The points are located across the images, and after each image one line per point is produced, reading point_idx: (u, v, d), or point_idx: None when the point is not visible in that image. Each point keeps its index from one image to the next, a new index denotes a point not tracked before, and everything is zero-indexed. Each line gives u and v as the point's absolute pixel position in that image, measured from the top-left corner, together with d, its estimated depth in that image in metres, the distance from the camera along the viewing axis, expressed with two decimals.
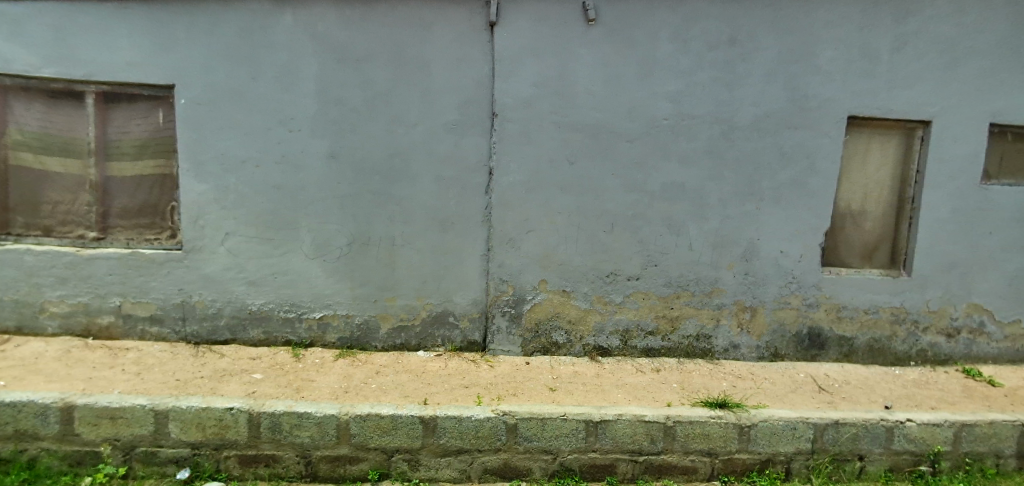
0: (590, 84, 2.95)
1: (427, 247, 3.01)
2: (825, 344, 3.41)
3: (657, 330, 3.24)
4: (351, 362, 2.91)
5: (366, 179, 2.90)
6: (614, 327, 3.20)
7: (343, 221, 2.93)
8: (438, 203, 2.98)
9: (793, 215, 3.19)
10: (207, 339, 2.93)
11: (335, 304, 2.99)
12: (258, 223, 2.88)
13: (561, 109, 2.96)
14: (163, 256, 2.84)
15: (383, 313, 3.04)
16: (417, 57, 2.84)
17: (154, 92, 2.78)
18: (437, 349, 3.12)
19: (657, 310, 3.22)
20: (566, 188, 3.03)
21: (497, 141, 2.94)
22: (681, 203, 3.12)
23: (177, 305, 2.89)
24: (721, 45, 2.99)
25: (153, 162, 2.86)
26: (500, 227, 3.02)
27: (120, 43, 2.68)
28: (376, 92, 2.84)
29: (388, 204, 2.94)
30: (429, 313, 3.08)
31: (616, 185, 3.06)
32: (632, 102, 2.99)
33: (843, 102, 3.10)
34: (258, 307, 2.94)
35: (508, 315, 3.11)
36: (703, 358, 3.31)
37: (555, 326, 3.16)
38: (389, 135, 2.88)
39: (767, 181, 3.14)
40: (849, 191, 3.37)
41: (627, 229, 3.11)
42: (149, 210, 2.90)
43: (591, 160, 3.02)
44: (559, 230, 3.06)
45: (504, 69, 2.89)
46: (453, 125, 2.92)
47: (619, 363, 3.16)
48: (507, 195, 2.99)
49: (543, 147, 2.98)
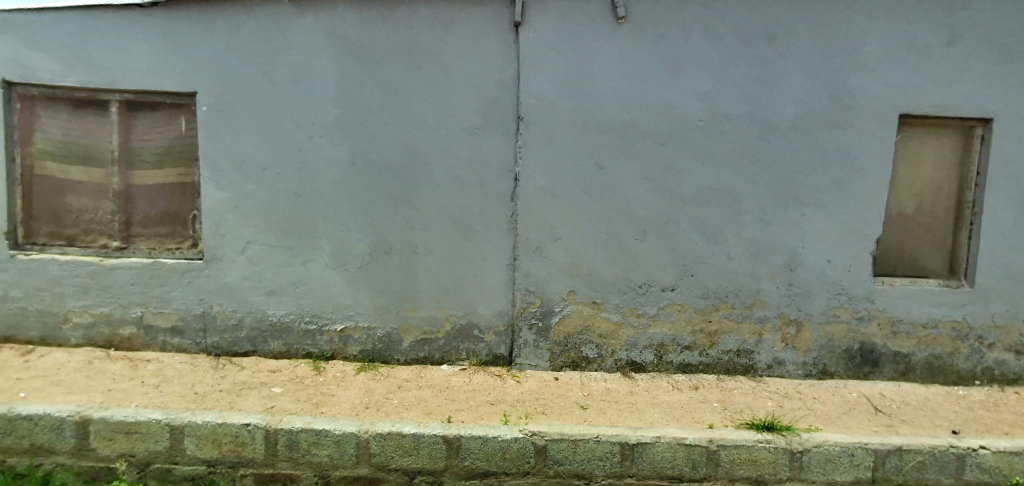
0: (618, 84, 2.82)
1: (450, 256, 2.90)
2: (878, 361, 3.15)
3: (694, 345, 3.04)
4: (372, 376, 2.80)
5: (387, 185, 2.82)
6: (648, 341, 3.02)
7: (364, 229, 2.84)
8: (461, 209, 2.87)
9: (840, 220, 2.97)
10: (227, 351, 2.85)
11: (356, 316, 2.89)
12: (279, 231, 2.82)
13: (588, 110, 2.82)
14: (184, 265, 2.79)
15: (405, 324, 2.93)
16: (438, 59, 2.76)
17: (175, 100, 2.77)
18: (462, 363, 2.98)
19: (694, 324, 3.02)
20: (594, 193, 2.88)
21: (522, 144, 2.82)
22: (718, 209, 2.93)
23: (197, 316, 2.82)
24: (758, 40, 2.82)
25: (176, 170, 2.84)
26: (526, 234, 2.89)
27: (144, 51, 2.68)
28: (397, 95, 2.77)
29: (410, 211, 2.85)
30: (452, 325, 2.95)
31: (648, 189, 2.90)
32: (664, 102, 2.84)
33: (893, 97, 2.88)
34: (278, 318, 2.86)
35: (536, 328, 2.97)
36: (745, 376, 3.09)
37: (584, 340, 3.00)
38: (410, 139, 2.80)
39: (810, 184, 2.93)
40: (902, 194, 3.13)
41: (660, 236, 2.94)
42: (171, 218, 2.87)
43: (621, 164, 2.87)
44: (588, 238, 2.91)
45: (528, 70, 2.78)
46: (476, 128, 2.81)
47: (653, 380, 2.98)
48: (532, 201, 2.86)
49: (570, 150, 2.84)
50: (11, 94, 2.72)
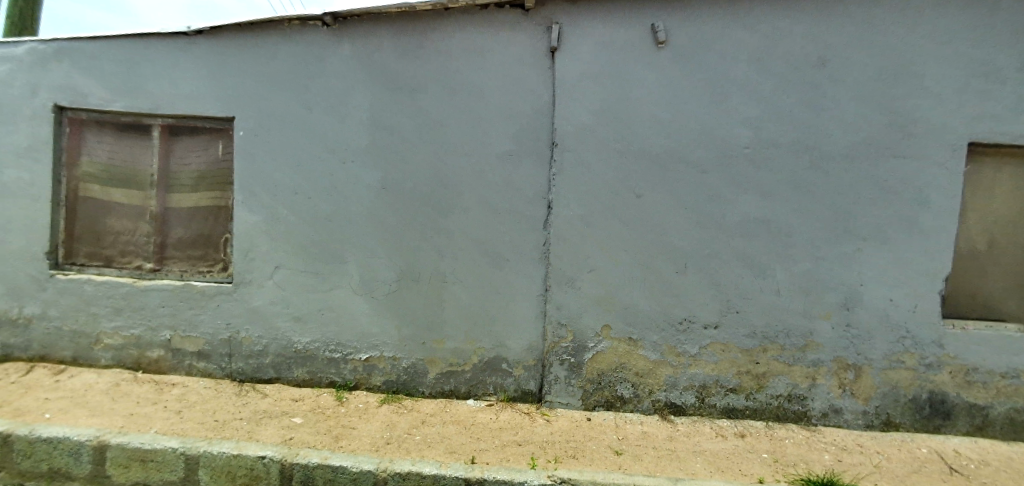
0: (658, 111, 2.72)
1: (480, 286, 2.80)
2: (950, 413, 2.83)
3: (740, 387, 2.81)
4: (395, 409, 2.68)
5: (418, 212, 2.77)
6: (688, 382, 2.81)
7: (394, 256, 2.78)
8: (492, 238, 2.78)
9: (903, 257, 2.76)
10: (250, 377, 2.79)
11: (381, 345, 2.80)
12: (308, 257, 2.79)
13: (626, 137, 2.73)
14: (214, 289, 2.78)
15: (431, 356, 2.81)
16: (474, 86, 2.73)
17: (214, 125, 2.83)
18: (488, 398, 2.83)
19: (740, 365, 2.81)
20: (631, 223, 2.75)
21: (556, 171, 2.73)
22: (765, 241, 2.76)
23: (223, 341, 2.79)
24: (809, 66, 2.70)
25: (212, 194, 2.87)
26: (559, 265, 2.76)
27: (189, 80, 2.76)
28: (432, 121, 2.75)
29: (440, 238, 2.78)
30: (480, 358, 2.82)
31: (688, 220, 2.75)
32: (707, 129, 2.72)
33: (958, 125, 2.68)
34: (303, 345, 2.79)
35: (567, 364, 2.80)
36: (798, 424, 2.82)
37: (619, 378, 2.81)
38: (443, 166, 2.75)
39: (870, 220, 2.75)
40: (972, 229, 2.86)
41: (703, 270, 2.78)
42: (204, 241, 2.89)
43: (661, 193, 2.74)
44: (626, 270, 2.77)
45: (565, 95, 2.72)
46: (509, 155, 2.75)
47: (694, 424, 2.75)
48: (566, 230, 2.75)
49: (607, 178, 2.74)
50: (62, 119, 2.83)
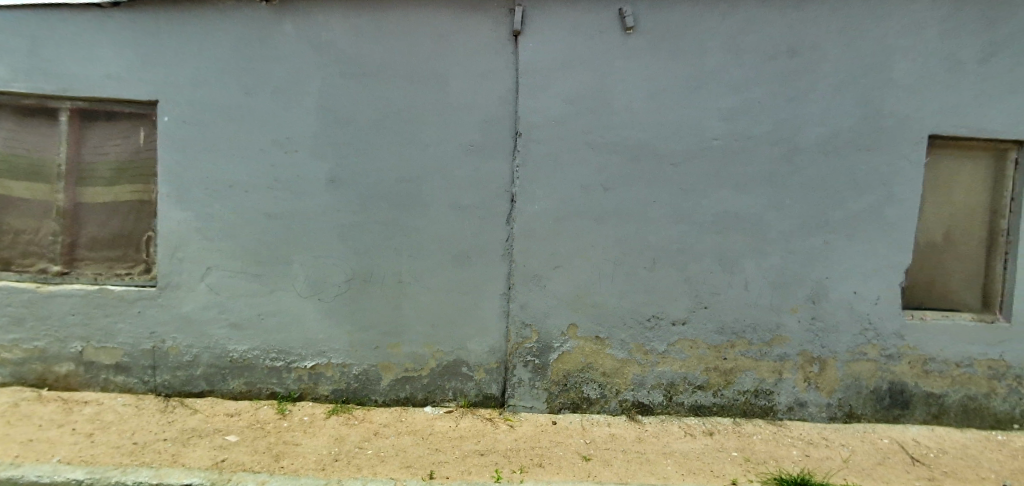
0: (628, 101, 2.60)
1: (440, 285, 2.60)
2: (909, 403, 2.86)
3: (707, 384, 2.74)
4: (345, 420, 2.46)
5: (370, 206, 2.54)
6: (656, 380, 2.71)
7: (344, 255, 2.54)
8: (452, 234, 2.58)
9: (868, 250, 2.77)
10: (179, 391, 2.50)
11: (330, 352, 2.56)
12: (246, 256, 2.50)
13: (594, 127, 2.60)
14: (134, 294, 2.46)
15: (386, 361, 2.60)
16: (433, 70, 2.52)
17: (135, 109, 2.50)
18: (448, 405, 2.65)
19: (708, 362, 2.73)
20: (599, 217, 2.63)
21: (520, 162, 2.57)
22: (734, 235, 2.71)
23: (146, 352, 2.47)
24: (779, 56, 2.64)
25: (131, 186, 2.54)
26: (525, 262, 2.61)
27: (103, 57, 2.42)
28: (385, 108, 2.52)
29: (395, 235, 2.56)
30: (439, 362, 2.63)
31: (657, 214, 2.66)
32: (677, 120, 2.63)
33: (921, 118, 2.70)
34: (239, 354, 2.51)
35: (532, 366, 2.65)
36: (764, 419, 2.77)
37: (586, 379, 2.68)
38: (398, 156, 2.53)
39: (837, 212, 2.74)
40: (931, 221, 2.90)
41: (672, 265, 2.69)
42: (123, 240, 2.56)
43: (629, 186, 2.63)
44: (594, 266, 2.65)
45: (530, 82, 2.55)
46: (471, 145, 2.56)
47: (662, 424, 2.66)
48: (532, 225, 2.60)
49: (574, 170, 2.60)
50: None
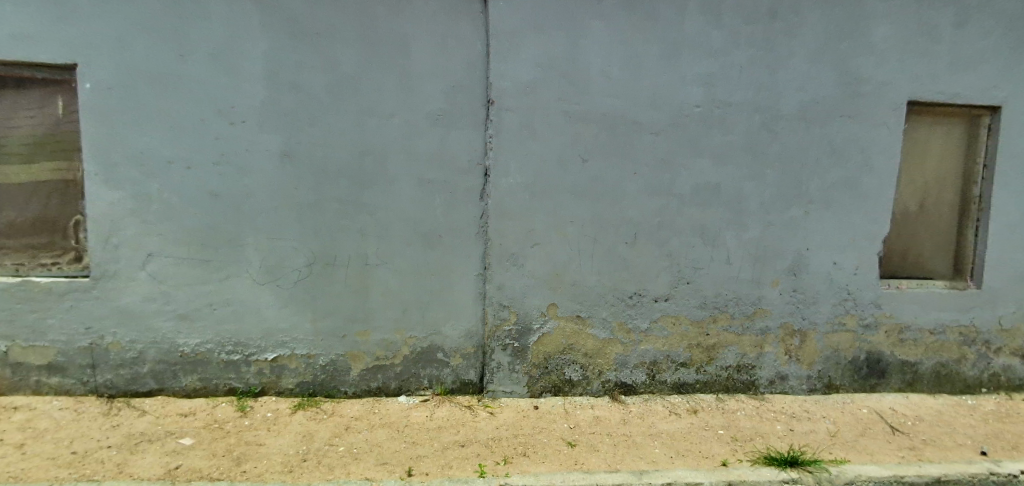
0: (605, 66, 2.44)
1: (410, 267, 2.43)
2: (885, 372, 2.88)
3: (690, 361, 2.68)
4: (312, 415, 2.29)
5: (330, 182, 2.32)
6: (639, 359, 2.63)
7: (303, 237, 2.33)
8: (421, 212, 2.40)
9: (846, 219, 2.73)
10: (124, 391, 2.27)
11: (292, 342, 2.36)
12: (192, 241, 2.26)
13: (571, 94, 2.43)
14: (64, 286, 2.20)
15: (354, 350, 2.42)
16: (393, 32, 2.29)
17: (50, 75, 2.19)
18: (423, 393, 2.50)
19: (690, 339, 2.67)
20: (578, 191, 2.49)
21: (493, 133, 2.39)
22: (716, 207, 2.62)
23: (82, 350, 2.23)
24: (760, 19, 2.52)
25: (53, 165, 2.24)
26: (501, 240, 2.45)
27: (5, 14, 2.08)
28: (342, 74, 2.28)
29: (359, 213, 2.36)
30: (412, 349, 2.47)
31: (638, 187, 2.54)
32: (656, 87, 2.49)
33: (900, 84, 2.64)
34: (191, 349, 2.29)
35: (511, 349, 2.52)
36: (746, 394, 2.74)
37: (567, 361, 2.58)
38: (358, 126, 2.31)
39: (817, 181, 2.68)
40: (907, 189, 2.87)
41: (653, 240, 2.59)
42: (47, 226, 2.27)
43: (608, 157, 2.50)
44: (572, 243, 2.52)
45: (501, 45, 2.35)
46: (439, 115, 2.36)
47: (646, 404, 2.59)
48: (507, 201, 2.44)
49: (551, 141, 2.44)
50: None
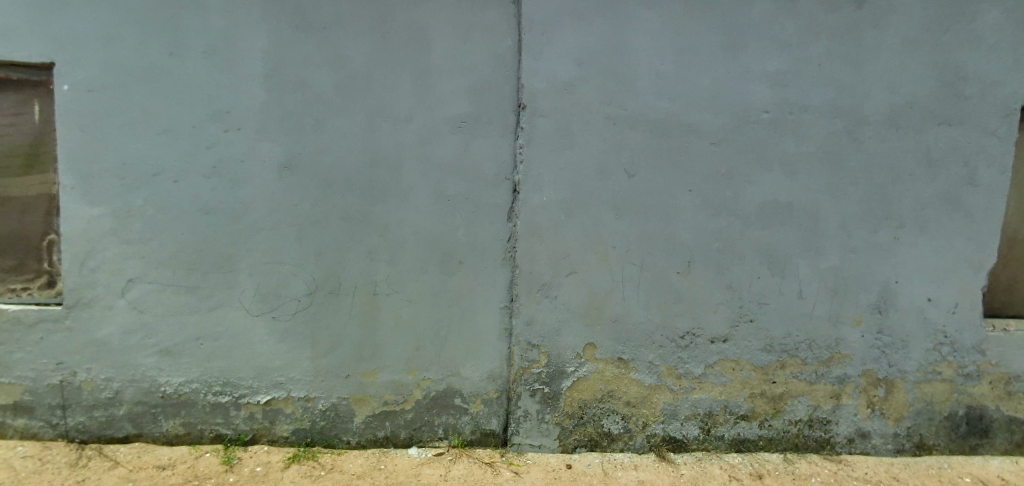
0: (656, 64, 2.09)
1: (424, 298, 2.09)
2: (989, 430, 2.39)
3: (752, 414, 2.26)
4: (308, 471, 1.97)
5: (336, 199, 2.02)
6: (691, 410, 2.23)
7: (303, 262, 2.03)
8: (438, 234, 2.07)
9: (943, 248, 2.26)
10: (97, 436, 2.01)
11: (288, 383, 2.05)
12: (178, 265, 1.98)
13: (614, 97, 2.09)
14: (33, 315, 1.95)
15: (359, 393, 2.09)
16: (411, 24, 1.99)
17: (27, 75, 1.95)
18: (437, 444, 2.16)
19: (753, 387, 2.25)
20: (622, 210, 2.14)
21: (524, 142, 2.07)
22: (789, 228, 2.21)
23: (52, 388, 1.97)
24: (843, 5, 2.12)
25: (25, 178, 1.99)
26: (531, 268, 2.11)
27: None
28: (351, 74, 1.98)
29: (368, 235, 2.04)
30: (425, 393, 2.13)
31: (693, 207, 2.17)
32: (716, 88, 2.13)
33: (1015, 85, 2.18)
34: (173, 389, 2.00)
35: (540, 396, 2.16)
36: (820, 454, 2.31)
37: (606, 410, 2.19)
38: (369, 135, 2.01)
39: (909, 201, 2.24)
40: (1016, 212, 2.40)
41: (711, 268, 2.20)
42: (17, 247, 2.03)
43: (659, 169, 2.14)
44: (615, 271, 2.16)
45: (535, 41, 2.03)
46: (461, 121, 2.04)
47: (700, 465, 2.19)
48: (539, 223, 2.10)
49: (592, 152, 2.10)
50: None
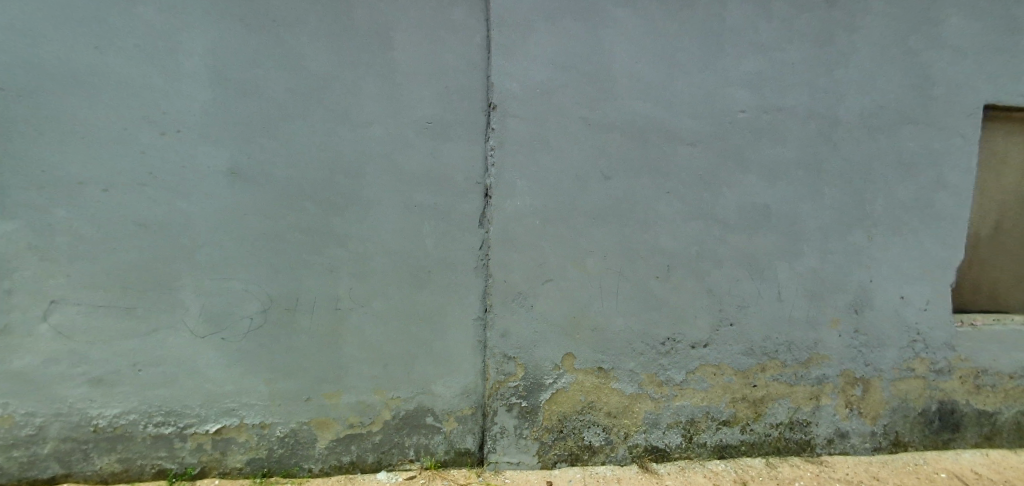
0: (634, 63, 2.02)
1: (392, 312, 1.96)
2: (960, 424, 2.42)
3: (734, 419, 2.21)
4: None
5: (291, 207, 1.85)
6: (673, 418, 2.16)
7: (256, 276, 1.85)
8: (406, 244, 1.94)
9: (915, 246, 2.27)
10: (17, 480, 1.77)
11: (242, 409, 1.87)
12: (110, 283, 1.77)
13: (590, 97, 2.01)
14: None
15: (322, 417, 1.93)
16: (372, 19, 1.85)
17: None
18: (408, 467, 2.01)
19: (734, 392, 2.20)
20: (601, 215, 2.05)
21: (495, 145, 1.96)
22: (771, 235, 2.18)
23: None
24: (815, 5, 2.10)
25: None
26: (506, 278, 2.00)
27: None
28: (307, 72, 1.83)
29: (329, 246, 1.89)
30: (395, 413, 1.98)
31: (671, 211, 2.10)
32: (694, 88, 2.07)
33: (979, 84, 2.20)
34: (107, 422, 1.79)
35: (518, 410, 2.04)
36: (801, 456, 2.27)
37: (587, 422, 2.10)
38: (328, 138, 1.85)
39: (882, 201, 2.23)
40: (981, 209, 2.44)
41: (691, 274, 2.13)
42: None
43: (637, 172, 2.06)
44: (593, 278, 2.07)
45: (507, 39, 1.93)
46: (428, 122, 1.92)
47: (684, 474, 2.12)
48: (513, 229, 1.99)
49: (568, 154, 2.01)
50: None
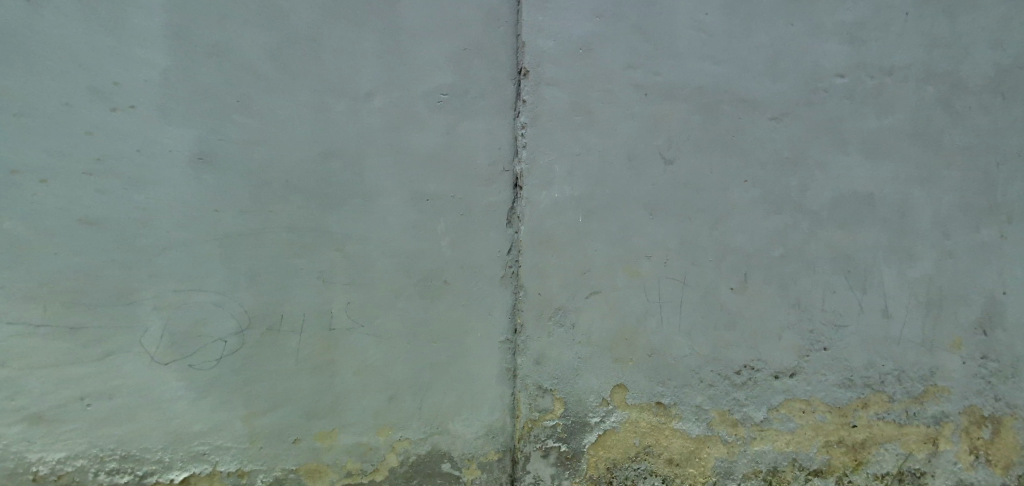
0: (701, 16, 1.64)
1: (398, 332, 1.59)
2: None
3: (829, 468, 1.73)
4: None
5: (276, 203, 1.51)
6: (752, 467, 1.70)
7: (231, 288, 1.50)
8: (417, 248, 1.58)
9: None
10: None
11: (213, 454, 1.52)
12: (51, 297, 1.43)
13: (643, 60, 1.63)
14: None
15: (314, 462, 1.57)
16: None
17: None
18: None
19: (828, 434, 1.73)
20: (658, 210, 1.64)
21: (526, 123, 1.62)
22: (871, 230, 1.68)
23: None
24: None
25: None
26: (542, 290, 1.64)
27: None
28: (296, 33, 1.51)
29: (321, 250, 1.54)
30: (404, 458, 1.60)
31: (745, 206, 1.66)
32: (773, 48, 1.64)
33: None
34: (49, 469, 1.47)
35: (557, 456, 1.64)
36: None
37: (643, 471, 1.67)
38: (323, 114, 1.53)
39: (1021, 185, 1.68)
40: None
41: (772, 283, 1.68)
42: None
43: (704, 154, 1.65)
44: (649, 289, 1.65)
45: None
46: (443, 95, 1.59)
47: None
48: (549, 228, 1.63)
49: (616, 132, 1.63)
50: None
